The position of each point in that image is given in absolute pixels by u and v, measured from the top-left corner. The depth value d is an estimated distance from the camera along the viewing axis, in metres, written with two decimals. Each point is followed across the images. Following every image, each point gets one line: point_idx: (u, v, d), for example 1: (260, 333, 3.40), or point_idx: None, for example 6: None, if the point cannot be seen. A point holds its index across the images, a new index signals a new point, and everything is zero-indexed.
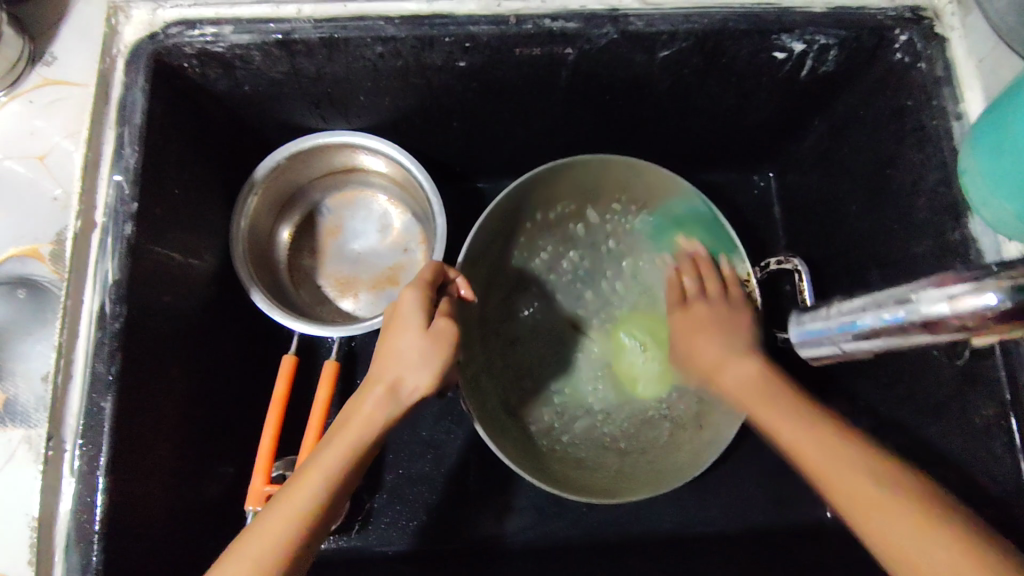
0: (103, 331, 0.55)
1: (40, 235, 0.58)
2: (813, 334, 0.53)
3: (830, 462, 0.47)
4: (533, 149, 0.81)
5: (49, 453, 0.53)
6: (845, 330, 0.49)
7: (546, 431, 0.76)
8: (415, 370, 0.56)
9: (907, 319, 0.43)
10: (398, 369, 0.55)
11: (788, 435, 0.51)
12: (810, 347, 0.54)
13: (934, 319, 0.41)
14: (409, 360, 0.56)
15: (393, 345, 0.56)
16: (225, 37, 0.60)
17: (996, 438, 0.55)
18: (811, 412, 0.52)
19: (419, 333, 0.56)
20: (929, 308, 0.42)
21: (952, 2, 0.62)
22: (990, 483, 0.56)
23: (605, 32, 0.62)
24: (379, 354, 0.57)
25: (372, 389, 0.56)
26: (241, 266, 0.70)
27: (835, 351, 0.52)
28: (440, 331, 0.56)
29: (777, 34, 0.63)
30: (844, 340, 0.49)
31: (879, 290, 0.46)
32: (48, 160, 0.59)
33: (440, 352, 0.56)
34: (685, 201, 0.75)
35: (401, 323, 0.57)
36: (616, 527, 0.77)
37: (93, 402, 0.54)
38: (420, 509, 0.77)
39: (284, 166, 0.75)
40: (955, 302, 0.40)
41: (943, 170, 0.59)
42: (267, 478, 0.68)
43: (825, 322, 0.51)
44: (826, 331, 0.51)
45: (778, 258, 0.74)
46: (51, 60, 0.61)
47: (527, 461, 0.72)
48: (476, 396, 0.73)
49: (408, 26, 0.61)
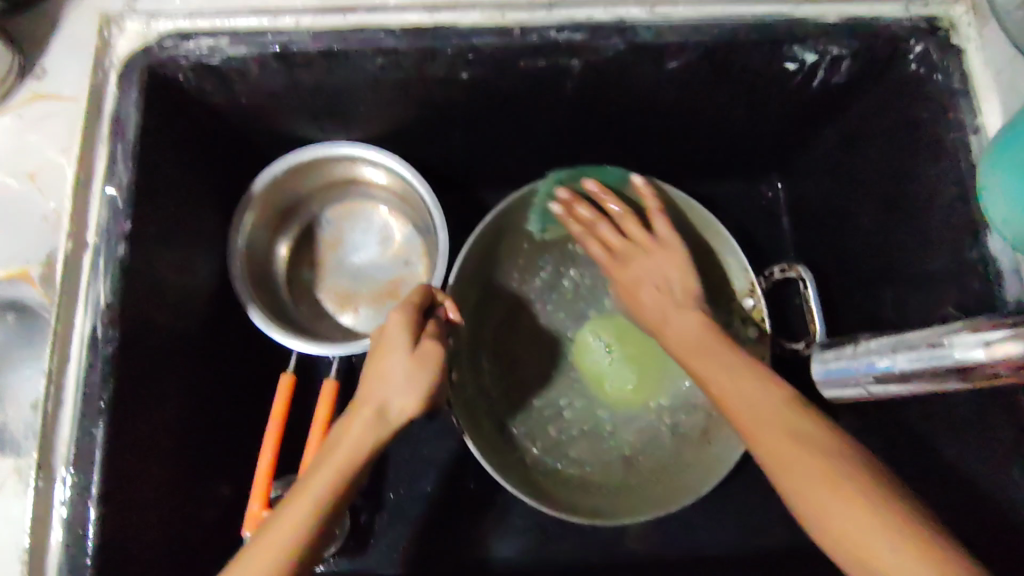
0: (95, 355, 0.54)
1: (30, 255, 0.56)
2: (838, 372, 0.54)
3: (752, 416, 0.51)
4: (537, 161, 0.79)
5: (39, 484, 0.52)
6: (871, 369, 0.51)
7: (547, 448, 0.75)
8: (399, 394, 0.54)
9: (939, 362, 0.44)
10: (383, 394, 0.54)
11: (716, 384, 0.55)
12: (836, 387, 0.56)
13: (967, 364, 0.43)
14: (393, 383, 0.54)
15: (379, 368, 0.55)
16: (222, 50, 0.59)
17: (1014, 463, 0.53)
18: (744, 357, 0.56)
19: (403, 356, 0.54)
20: (963, 353, 0.43)
21: (968, 13, 0.60)
22: (1006, 510, 0.55)
23: (613, 44, 0.60)
24: (365, 380, 0.56)
25: (357, 413, 0.54)
26: (239, 283, 0.69)
27: (860, 392, 0.53)
28: (423, 353, 0.55)
29: (789, 45, 0.61)
30: (870, 379, 0.51)
31: (911, 333, 0.48)
32: (39, 177, 0.57)
33: (427, 376, 0.55)
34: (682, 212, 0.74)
35: (385, 347, 0.55)
36: (621, 547, 0.75)
37: (85, 429, 0.53)
38: (421, 530, 0.76)
39: (282, 179, 0.73)
40: (991, 348, 0.41)
41: (961, 186, 0.57)
42: (265, 501, 0.66)
43: (852, 361, 0.53)
44: (852, 370, 0.53)
45: (782, 266, 0.75)
46: (41, 74, 0.59)
47: (528, 483, 0.71)
48: (470, 415, 0.73)
49: (409, 38, 0.59)
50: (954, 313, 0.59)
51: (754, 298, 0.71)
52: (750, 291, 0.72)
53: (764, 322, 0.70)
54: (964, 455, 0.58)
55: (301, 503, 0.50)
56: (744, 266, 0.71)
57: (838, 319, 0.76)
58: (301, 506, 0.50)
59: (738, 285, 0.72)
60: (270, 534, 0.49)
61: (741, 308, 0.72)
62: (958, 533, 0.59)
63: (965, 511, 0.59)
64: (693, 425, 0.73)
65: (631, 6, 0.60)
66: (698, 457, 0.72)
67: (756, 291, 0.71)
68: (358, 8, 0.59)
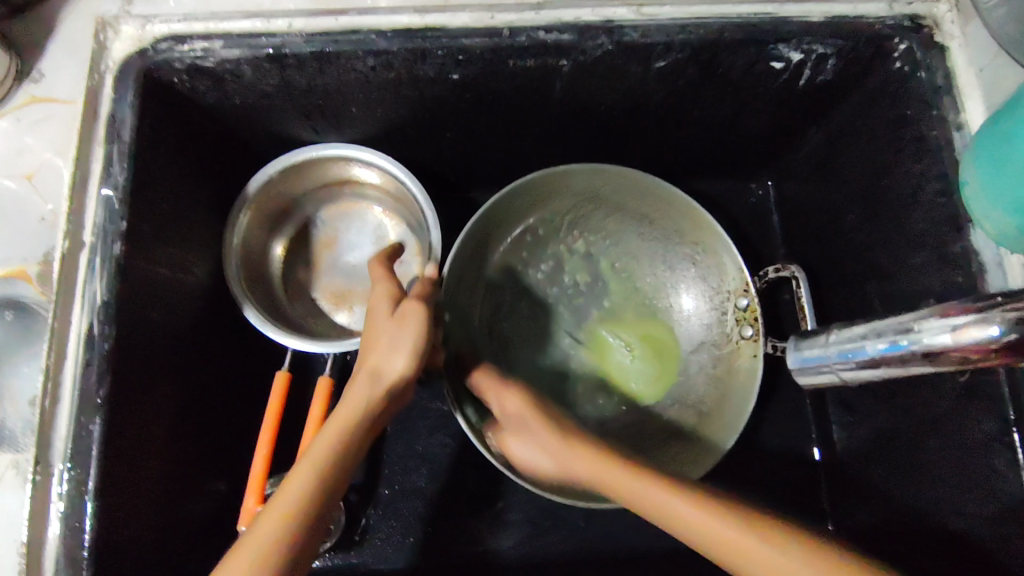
0: (91, 352, 0.55)
1: (26, 255, 0.57)
2: (811, 361, 0.56)
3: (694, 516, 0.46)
4: (529, 160, 0.80)
5: (37, 479, 0.52)
6: (846, 357, 0.52)
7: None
8: (390, 353, 0.55)
9: (907, 347, 0.45)
10: (376, 359, 0.55)
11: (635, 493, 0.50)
12: (811, 373, 0.57)
13: (935, 349, 0.44)
14: (385, 345, 0.55)
15: (370, 337, 0.57)
16: (215, 52, 0.60)
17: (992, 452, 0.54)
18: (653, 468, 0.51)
19: (389, 319, 0.56)
20: (931, 339, 0.44)
21: (951, 11, 0.61)
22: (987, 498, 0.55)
23: (600, 44, 0.61)
24: (361, 350, 0.57)
25: (355, 379, 0.56)
26: (233, 280, 0.70)
27: (834, 377, 0.55)
28: (406, 312, 0.56)
29: (775, 44, 0.62)
30: (846, 367, 0.52)
31: (880, 320, 0.49)
32: (36, 178, 0.59)
33: (415, 330, 0.55)
34: (682, 214, 0.76)
35: (373, 317, 0.58)
36: (614, 541, 0.76)
37: (81, 425, 0.54)
38: (417, 526, 0.76)
39: (276, 179, 0.74)
40: (958, 334, 0.42)
41: (943, 181, 0.58)
42: (260, 497, 0.67)
43: (824, 349, 0.54)
44: (825, 358, 0.54)
45: (776, 267, 0.74)
46: (38, 77, 0.60)
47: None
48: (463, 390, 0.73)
49: (399, 39, 0.60)
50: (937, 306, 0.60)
51: (748, 297, 0.74)
52: (744, 290, 0.74)
53: (760, 324, 0.73)
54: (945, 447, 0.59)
55: (301, 472, 0.50)
56: (739, 267, 0.74)
57: (826, 315, 0.77)
58: (305, 462, 0.50)
59: (733, 285, 0.75)
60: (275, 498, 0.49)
61: (736, 307, 0.75)
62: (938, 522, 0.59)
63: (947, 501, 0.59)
64: (679, 418, 0.75)
65: (618, 7, 0.61)
66: (690, 452, 0.73)
67: (750, 291, 0.74)
68: (349, 10, 0.60)
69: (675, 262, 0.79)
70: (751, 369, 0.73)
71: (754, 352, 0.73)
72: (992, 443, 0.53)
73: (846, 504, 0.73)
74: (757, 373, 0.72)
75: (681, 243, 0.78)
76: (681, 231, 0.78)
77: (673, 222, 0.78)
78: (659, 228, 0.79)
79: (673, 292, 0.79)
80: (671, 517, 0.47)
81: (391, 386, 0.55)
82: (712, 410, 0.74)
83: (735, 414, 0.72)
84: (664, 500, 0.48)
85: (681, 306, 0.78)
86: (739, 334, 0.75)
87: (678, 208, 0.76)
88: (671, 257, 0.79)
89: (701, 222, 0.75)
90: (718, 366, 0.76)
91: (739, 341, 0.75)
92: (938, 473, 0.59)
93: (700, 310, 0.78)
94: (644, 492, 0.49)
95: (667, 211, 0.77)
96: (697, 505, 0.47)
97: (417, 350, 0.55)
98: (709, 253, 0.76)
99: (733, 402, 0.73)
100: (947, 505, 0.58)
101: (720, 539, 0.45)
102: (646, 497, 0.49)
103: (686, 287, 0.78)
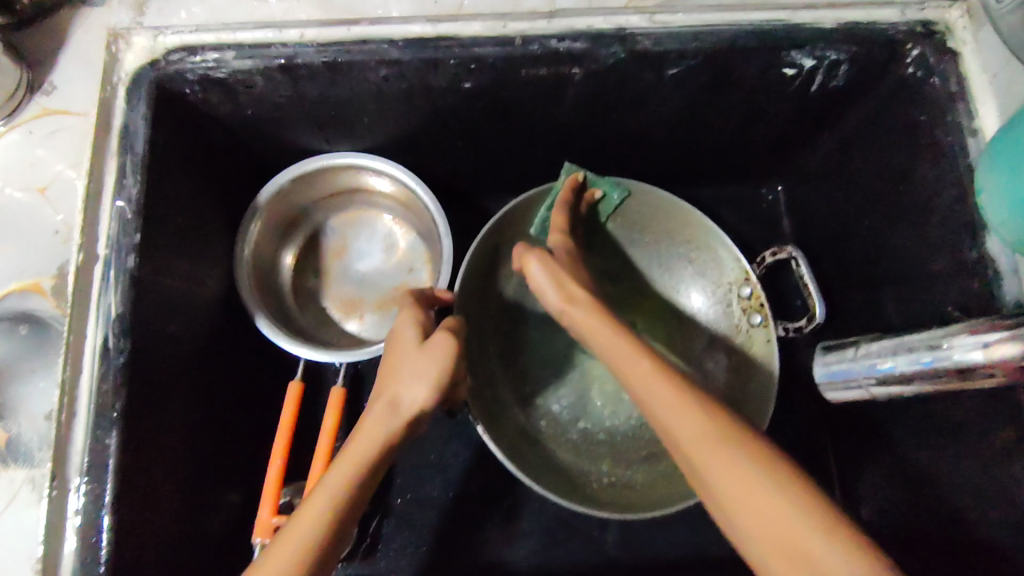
0: (107, 367, 0.54)
1: (41, 268, 0.57)
2: (841, 375, 0.58)
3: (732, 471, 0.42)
4: (539, 167, 0.80)
5: (53, 494, 0.52)
6: (872, 372, 0.54)
7: (575, 450, 0.75)
8: (412, 384, 0.54)
9: (939, 362, 0.47)
10: (395, 388, 0.55)
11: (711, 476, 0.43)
12: (841, 388, 0.59)
13: (967, 365, 0.45)
14: (407, 375, 0.55)
15: (392, 366, 0.56)
16: (227, 63, 0.60)
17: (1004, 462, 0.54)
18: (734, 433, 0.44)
19: (416, 347, 0.56)
20: (963, 355, 0.45)
21: (963, 16, 0.61)
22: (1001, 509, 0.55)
23: (613, 52, 0.61)
24: (381, 376, 0.57)
25: (374, 406, 0.55)
26: (245, 290, 0.70)
27: (863, 393, 0.57)
28: (432, 341, 0.55)
29: (788, 50, 0.61)
30: (872, 381, 0.55)
31: (910, 336, 0.51)
32: (49, 191, 0.58)
33: (438, 361, 0.55)
34: (672, 215, 0.76)
35: (397, 344, 0.57)
36: (629, 549, 0.76)
37: (97, 439, 0.53)
38: (430, 535, 0.76)
39: (287, 189, 0.74)
40: (989, 350, 0.44)
41: (959, 187, 0.58)
42: (275, 508, 0.67)
43: (854, 363, 0.57)
44: (855, 372, 0.57)
45: (773, 250, 0.76)
46: (50, 89, 0.60)
47: (565, 486, 0.70)
48: (490, 418, 0.73)
49: (412, 49, 0.60)
50: (955, 314, 0.59)
51: (750, 285, 0.74)
52: (745, 279, 0.75)
53: (767, 310, 0.72)
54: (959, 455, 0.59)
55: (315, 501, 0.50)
56: (737, 257, 0.74)
57: (840, 321, 0.77)
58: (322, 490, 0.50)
59: (733, 276, 0.75)
60: (289, 529, 0.48)
61: (740, 296, 0.75)
62: (954, 531, 0.59)
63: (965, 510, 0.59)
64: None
65: (631, 15, 0.61)
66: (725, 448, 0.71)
67: (751, 279, 0.74)
68: (361, 20, 0.60)
69: (671, 263, 0.79)
70: (768, 354, 0.72)
71: (767, 337, 0.73)
72: (1011, 451, 0.52)
73: (860, 510, 0.73)
74: (775, 355, 0.71)
75: (681, 245, 0.78)
76: (673, 231, 0.77)
77: (663, 224, 0.78)
78: (650, 232, 0.79)
79: (678, 293, 0.79)
80: (696, 446, 0.44)
81: (410, 416, 0.54)
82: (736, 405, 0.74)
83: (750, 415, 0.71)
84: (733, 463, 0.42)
85: (691, 309, 0.79)
86: (748, 323, 0.74)
87: (669, 211, 0.76)
88: (669, 258, 0.79)
89: (697, 223, 0.75)
90: (733, 359, 0.75)
91: (750, 330, 0.74)
92: (955, 480, 0.59)
93: (706, 306, 0.78)
94: (683, 421, 0.45)
95: (656, 214, 0.77)
96: (725, 440, 0.43)
97: (440, 383, 0.54)
98: (705, 248, 0.76)
99: (754, 389, 0.72)
100: (965, 512, 0.58)
101: (722, 471, 0.42)
102: (675, 415, 0.46)
103: (688, 287, 0.79)
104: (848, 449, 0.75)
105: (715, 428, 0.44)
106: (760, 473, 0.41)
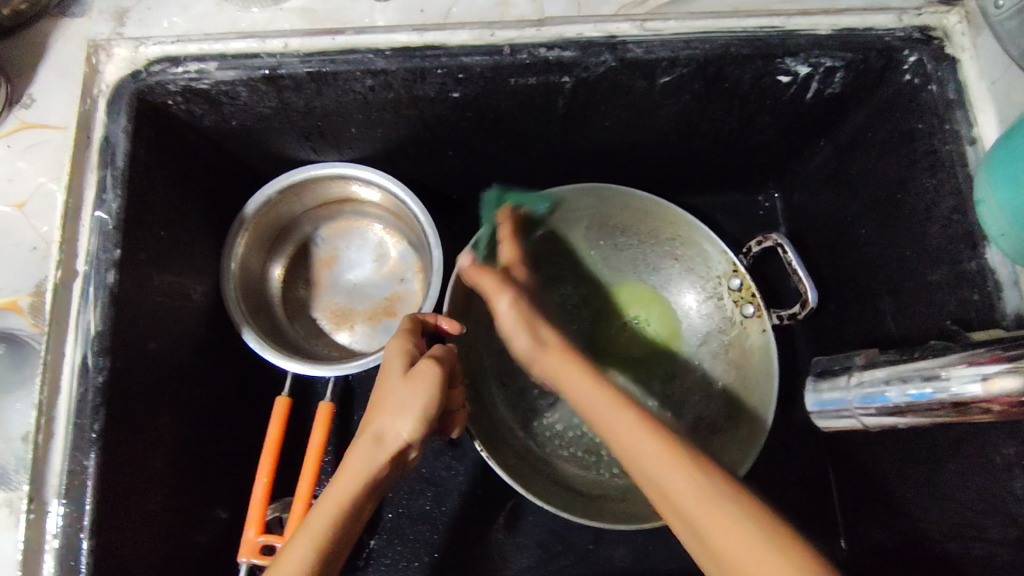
0: (85, 387, 0.53)
1: (17, 285, 0.54)
2: (833, 404, 0.57)
3: (714, 521, 0.41)
4: (531, 177, 0.79)
5: (30, 517, 0.51)
6: (867, 402, 0.52)
7: (576, 463, 0.74)
8: (395, 418, 0.53)
9: (936, 396, 0.46)
10: (381, 420, 0.54)
11: (702, 522, 0.42)
12: (831, 418, 0.58)
13: (964, 399, 0.44)
14: (390, 407, 0.54)
15: (378, 395, 0.55)
16: (210, 74, 0.59)
17: (997, 479, 0.52)
18: (711, 484, 0.43)
19: (401, 378, 0.55)
20: (961, 388, 0.45)
21: (962, 22, 0.59)
22: (990, 526, 0.54)
23: (603, 60, 0.59)
24: (371, 405, 0.56)
25: (358, 439, 0.54)
26: (231, 303, 0.69)
27: (855, 423, 0.56)
28: (416, 369, 0.54)
29: (782, 58, 0.60)
30: (866, 412, 0.53)
31: (905, 366, 0.50)
32: (28, 208, 0.56)
33: (424, 392, 0.54)
34: (650, 215, 0.75)
35: (385, 372, 0.56)
36: (623, 562, 0.75)
37: (75, 461, 0.52)
38: (421, 550, 0.75)
39: (274, 200, 0.72)
40: (987, 384, 0.43)
41: (958, 197, 0.56)
42: (261, 526, 0.65)
43: (846, 393, 0.55)
44: (847, 401, 0.55)
45: (758, 239, 0.76)
46: (29, 102, 0.58)
47: (572, 502, 0.69)
48: (496, 440, 0.72)
49: (398, 58, 0.58)
50: (951, 326, 0.58)
51: (739, 276, 0.74)
52: (734, 271, 0.74)
53: (759, 301, 0.72)
54: (949, 473, 0.57)
55: (301, 541, 0.48)
56: (722, 250, 0.74)
57: (836, 332, 0.76)
58: (306, 532, 0.49)
59: (722, 269, 0.75)
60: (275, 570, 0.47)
61: (729, 288, 0.75)
62: (951, 548, 0.58)
63: (956, 526, 0.57)
64: (710, 416, 0.74)
65: (622, 23, 0.59)
66: (731, 446, 0.71)
67: (740, 271, 0.73)
68: (346, 29, 0.58)
69: (658, 261, 0.79)
70: (764, 343, 0.72)
71: (763, 327, 0.73)
72: (1011, 469, 0.50)
73: (862, 524, 0.71)
74: (772, 346, 0.71)
75: (671, 244, 0.77)
76: (657, 231, 0.76)
77: (645, 224, 0.76)
78: (631, 235, 0.78)
79: (671, 292, 0.79)
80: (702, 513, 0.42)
81: (395, 450, 0.53)
82: (737, 412, 0.73)
83: (755, 407, 0.71)
84: (719, 513, 0.42)
85: (685, 302, 0.78)
86: (741, 315, 0.75)
87: (656, 213, 0.75)
88: (653, 256, 0.79)
89: (676, 219, 0.74)
90: (732, 351, 0.75)
91: (744, 322, 0.74)
92: (953, 497, 0.57)
93: (699, 300, 0.78)
94: (678, 481, 0.44)
95: (641, 217, 0.76)
96: (735, 514, 0.41)
97: (424, 415, 0.53)
98: (690, 244, 0.76)
99: (754, 390, 0.72)
100: (964, 528, 0.56)
101: (725, 535, 0.41)
102: (681, 484, 0.44)
103: (679, 283, 0.78)
104: (847, 460, 0.73)
105: (711, 487, 0.43)
106: (772, 543, 0.40)
